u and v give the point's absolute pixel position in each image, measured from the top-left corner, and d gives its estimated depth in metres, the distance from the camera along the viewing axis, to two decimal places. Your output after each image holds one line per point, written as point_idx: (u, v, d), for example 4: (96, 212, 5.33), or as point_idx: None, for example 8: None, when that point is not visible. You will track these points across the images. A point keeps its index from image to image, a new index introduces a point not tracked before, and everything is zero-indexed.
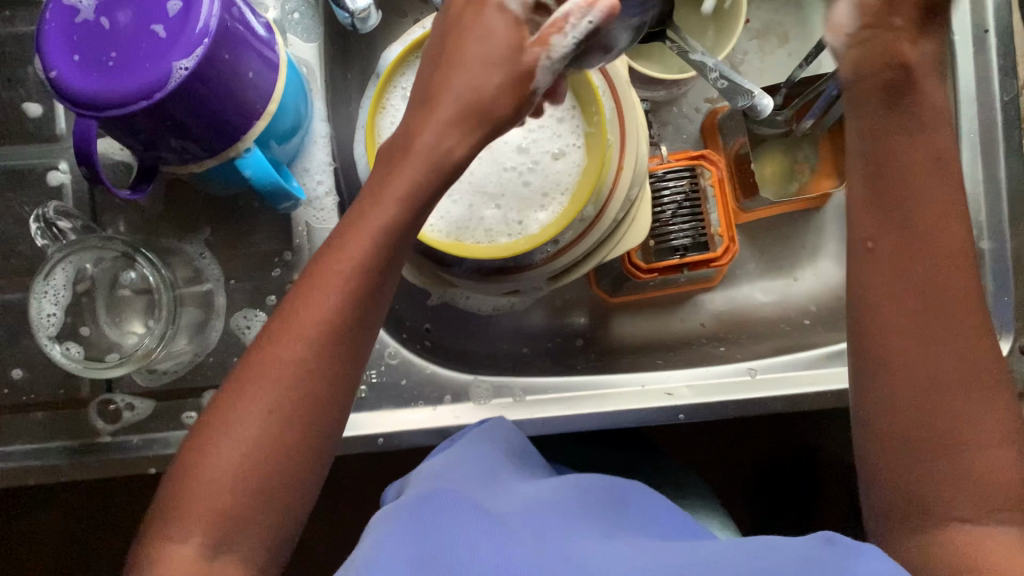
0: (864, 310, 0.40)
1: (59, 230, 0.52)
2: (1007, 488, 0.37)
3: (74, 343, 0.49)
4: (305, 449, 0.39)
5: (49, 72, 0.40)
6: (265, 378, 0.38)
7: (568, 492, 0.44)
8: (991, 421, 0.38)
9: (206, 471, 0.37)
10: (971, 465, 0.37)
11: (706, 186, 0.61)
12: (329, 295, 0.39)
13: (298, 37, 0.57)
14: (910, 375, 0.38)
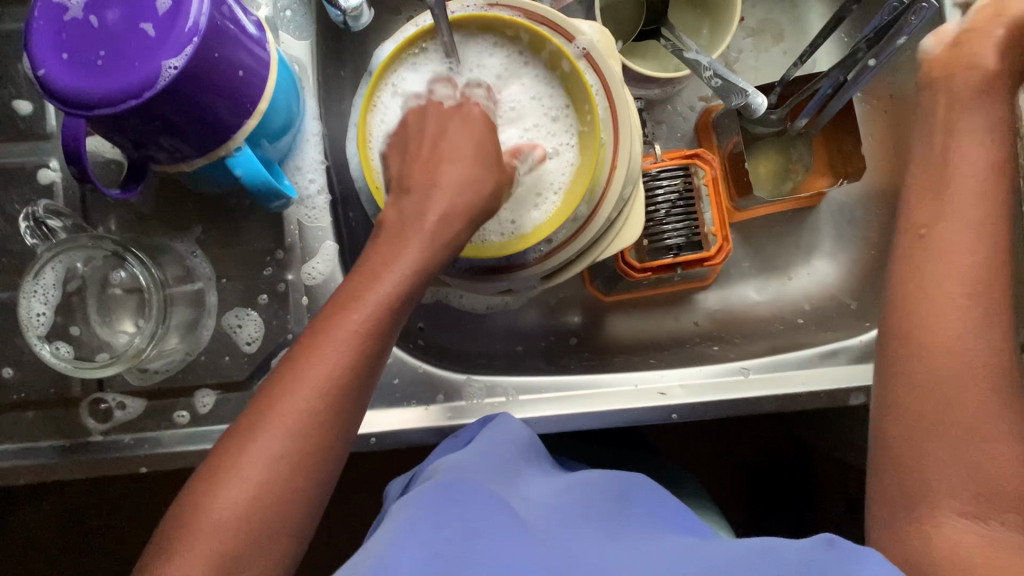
0: (910, 315, 0.43)
1: (48, 229, 0.52)
2: (1001, 478, 0.38)
3: (64, 342, 0.48)
4: (308, 492, 0.39)
5: (38, 70, 0.40)
6: (277, 424, 0.38)
7: (589, 491, 0.45)
8: (989, 432, 0.39)
9: (212, 512, 0.37)
10: (975, 449, 0.39)
11: (700, 185, 0.61)
12: (342, 349, 0.40)
13: (290, 35, 0.57)
14: (933, 368, 0.41)
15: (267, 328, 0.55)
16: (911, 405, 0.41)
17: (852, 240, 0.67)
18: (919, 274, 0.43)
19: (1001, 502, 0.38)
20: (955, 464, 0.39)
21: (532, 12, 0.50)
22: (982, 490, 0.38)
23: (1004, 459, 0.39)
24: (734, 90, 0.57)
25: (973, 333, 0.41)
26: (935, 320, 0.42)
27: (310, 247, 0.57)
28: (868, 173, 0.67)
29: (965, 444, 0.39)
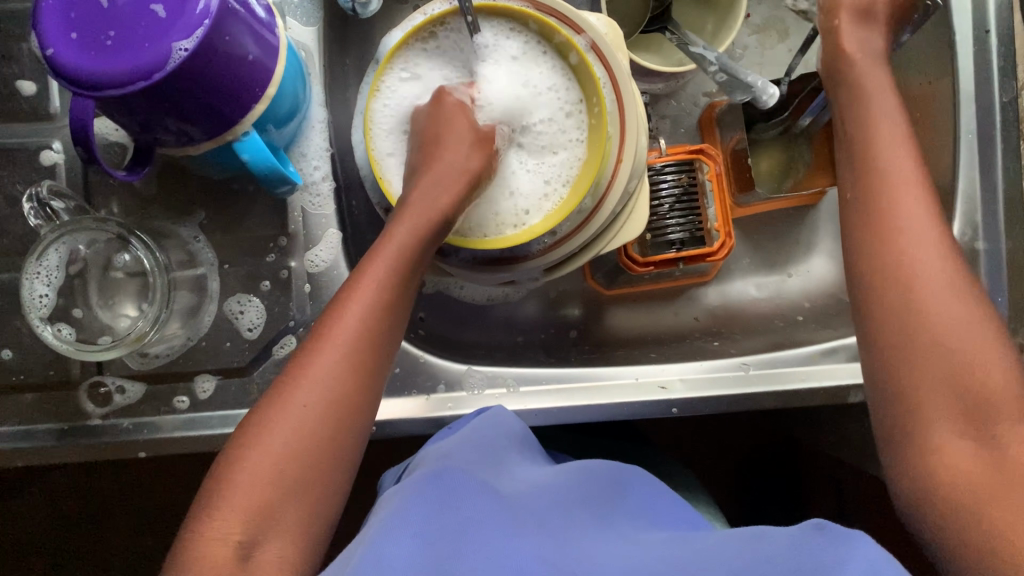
0: (876, 273, 0.44)
1: (52, 210, 0.51)
2: (1004, 406, 0.39)
3: (65, 324, 0.48)
4: (340, 451, 0.40)
5: (45, 50, 0.40)
6: (302, 383, 0.41)
7: (577, 479, 0.45)
8: (983, 358, 0.40)
9: (247, 466, 0.38)
10: (966, 382, 0.39)
11: (704, 181, 0.60)
12: (355, 312, 0.43)
13: (298, 20, 0.57)
14: (917, 312, 0.42)
15: (269, 314, 0.55)
16: (885, 344, 0.42)
17: None
18: (879, 236, 0.44)
19: (998, 411, 0.39)
20: (946, 388, 0.40)
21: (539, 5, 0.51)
22: (986, 406, 0.39)
23: (998, 379, 0.39)
24: (741, 86, 0.57)
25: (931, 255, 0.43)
26: (906, 265, 0.43)
27: (314, 234, 0.57)
28: None
29: (961, 371, 0.40)
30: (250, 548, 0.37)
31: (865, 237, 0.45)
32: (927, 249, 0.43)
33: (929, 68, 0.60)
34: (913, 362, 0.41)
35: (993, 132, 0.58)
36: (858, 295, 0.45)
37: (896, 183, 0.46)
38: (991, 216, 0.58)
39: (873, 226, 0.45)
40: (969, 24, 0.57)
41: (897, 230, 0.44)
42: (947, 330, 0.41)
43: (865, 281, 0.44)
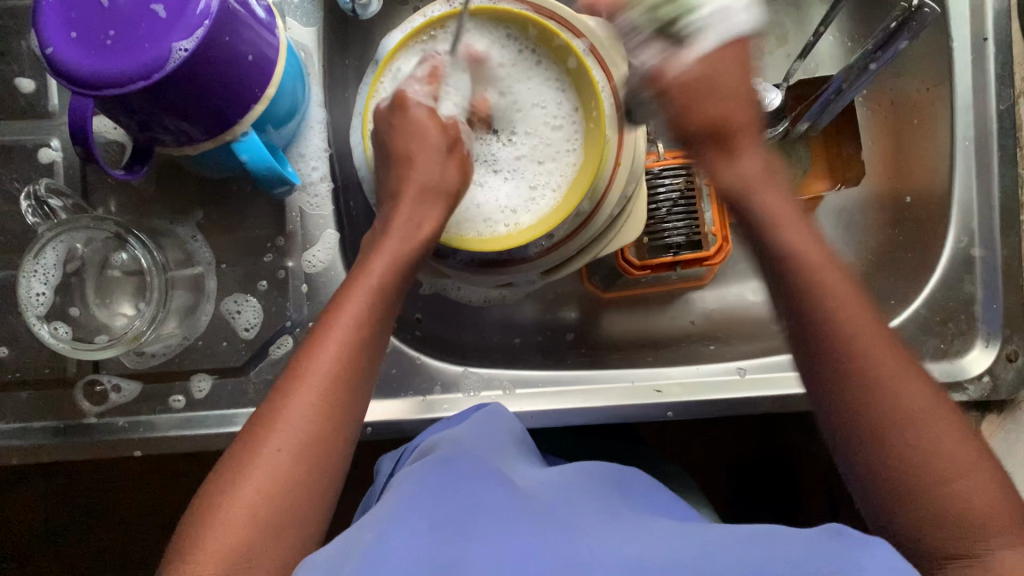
0: (841, 380, 0.40)
1: (50, 208, 0.51)
2: (989, 514, 0.37)
3: (62, 323, 0.48)
4: (319, 488, 0.40)
5: (45, 49, 0.40)
6: (279, 423, 0.40)
7: (583, 474, 0.45)
8: (974, 476, 0.37)
9: (227, 509, 0.37)
10: (952, 500, 0.37)
11: (701, 185, 0.61)
12: (324, 352, 0.42)
13: (297, 21, 0.56)
14: (907, 434, 0.38)
15: (266, 314, 0.55)
16: (862, 454, 0.40)
17: (853, 241, 0.66)
18: (836, 353, 0.40)
19: (993, 529, 0.36)
20: (940, 514, 0.37)
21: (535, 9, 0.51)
22: (984, 528, 0.36)
23: (989, 494, 0.37)
24: None
25: (881, 348, 0.40)
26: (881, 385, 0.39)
27: (312, 235, 0.56)
28: (869, 176, 0.66)
29: (957, 495, 0.37)
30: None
31: (818, 348, 0.41)
32: (896, 363, 0.40)
33: (927, 74, 0.60)
34: (909, 490, 0.38)
35: (990, 140, 0.58)
36: (821, 396, 0.41)
37: (818, 263, 0.42)
38: (988, 223, 0.58)
39: (826, 342, 0.41)
40: (968, 31, 0.57)
41: (856, 345, 0.40)
42: (920, 439, 0.38)
43: (836, 402, 0.40)
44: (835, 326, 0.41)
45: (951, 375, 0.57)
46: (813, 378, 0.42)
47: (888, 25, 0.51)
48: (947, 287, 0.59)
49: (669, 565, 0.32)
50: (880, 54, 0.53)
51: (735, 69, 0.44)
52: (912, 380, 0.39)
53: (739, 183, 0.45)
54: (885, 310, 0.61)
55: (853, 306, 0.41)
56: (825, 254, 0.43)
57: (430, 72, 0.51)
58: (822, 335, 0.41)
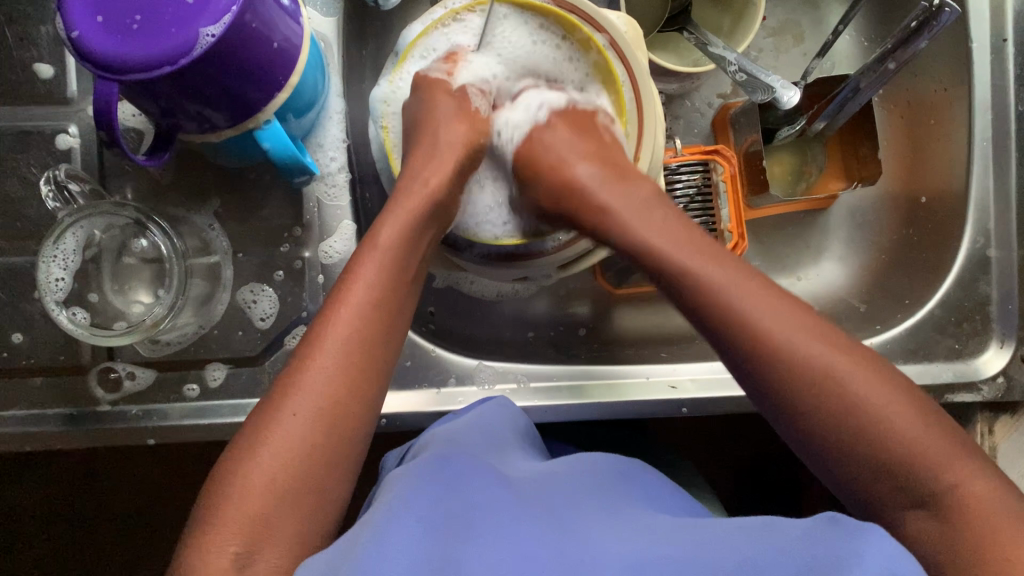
0: (763, 359, 0.42)
1: (70, 193, 0.52)
2: (931, 447, 0.39)
3: (80, 308, 0.48)
4: (338, 462, 0.39)
5: (71, 33, 0.40)
6: (300, 394, 0.40)
7: (586, 463, 0.45)
8: (905, 414, 0.39)
9: (249, 482, 0.37)
10: (897, 444, 0.39)
11: (718, 182, 0.60)
12: (347, 322, 0.42)
13: (318, 11, 0.56)
14: (827, 390, 0.40)
15: (282, 304, 0.55)
16: (809, 428, 0.41)
17: (865, 243, 0.66)
18: (738, 327, 0.42)
19: (947, 466, 0.38)
20: (892, 459, 0.39)
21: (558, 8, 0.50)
22: (928, 458, 0.38)
23: (922, 430, 0.39)
24: (760, 86, 0.59)
25: (788, 313, 0.42)
26: (785, 346, 0.41)
27: (329, 225, 0.56)
28: (886, 176, 0.66)
29: (892, 430, 0.39)
30: (249, 562, 0.35)
31: (715, 328, 0.44)
32: (795, 327, 0.42)
33: (944, 75, 0.60)
34: (848, 438, 0.40)
35: (1007, 141, 0.58)
36: (754, 383, 0.43)
37: (689, 246, 0.46)
38: (1004, 225, 0.58)
39: (725, 322, 0.43)
40: (987, 32, 0.57)
41: (750, 320, 0.42)
42: (852, 392, 0.40)
43: (758, 371, 0.42)
44: (730, 302, 0.43)
45: (965, 375, 0.57)
46: (726, 354, 0.44)
47: (908, 24, 0.52)
48: (962, 286, 0.59)
49: (673, 563, 0.33)
50: (900, 52, 0.53)
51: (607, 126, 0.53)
52: (817, 336, 0.41)
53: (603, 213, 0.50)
54: (899, 309, 0.61)
55: (738, 278, 0.44)
56: (688, 237, 0.47)
57: (448, 53, 0.53)
58: (719, 312, 0.43)
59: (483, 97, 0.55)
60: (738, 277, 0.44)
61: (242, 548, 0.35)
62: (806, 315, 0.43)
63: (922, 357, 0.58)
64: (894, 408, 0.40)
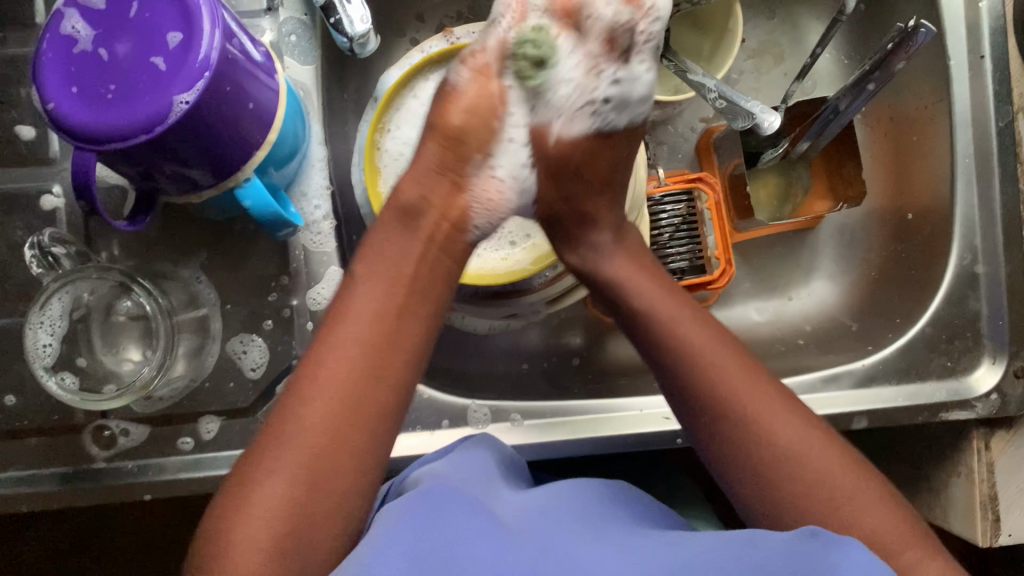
0: (732, 418, 0.45)
1: (54, 257, 0.52)
2: (885, 525, 0.41)
3: (69, 373, 0.48)
4: (332, 513, 0.38)
5: (46, 104, 0.40)
6: (290, 443, 0.39)
7: (570, 493, 0.45)
8: (861, 495, 0.42)
9: (238, 538, 0.37)
10: (855, 521, 0.41)
11: (703, 210, 0.60)
12: (342, 354, 0.41)
13: (295, 59, 0.56)
14: (755, 428, 0.44)
15: (272, 353, 0.55)
16: (779, 486, 0.43)
17: (853, 261, 0.66)
18: (685, 357, 0.46)
19: (902, 545, 0.40)
20: (854, 529, 0.41)
21: (615, 32, 0.45)
22: (837, 499, 0.42)
23: (878, 516, 0.41)
24: (741, 112, 0.59)
25: (753, 378, 0.46)
26: (722, 385, 0.45)
27: (316, 272, 0.56)
28: (871, 195, 0.66)
29: (808, 467, 0.43)
30: None
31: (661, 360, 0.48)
32: (738, 369, 0.46)
33: (925, 92, 0.60)
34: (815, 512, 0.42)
35: (989, 157, 0.58)
36: (720, 438, 0.45)
37: (671, 300, 0.49)
38: (990, 240, 0.58)
39: (673, 347, 0.47)
40: (964, 48, 0.57)
41: (689, 337, 0.47)
42: (817, 460, 0.43)
43: (716, 428, 0.45)
44: (701, 361, 0.46)
45: (958, 393, 0.57)
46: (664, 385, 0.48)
47: (885, 46, 0.52)
48: (951, 304, 0.59)
49: None
50: (877, 74, 0.53)
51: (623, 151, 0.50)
52: (753, 379, 0.45)
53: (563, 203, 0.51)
54: (891, 329, 0.61)
55: (717, 339, 0.47)
56: (670, 291, 0.50)
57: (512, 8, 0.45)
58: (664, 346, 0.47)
59: (472, 74, 0.46)
60: (717, 338, 0.47)
61: (259, 548, 0.36)
62: (742, 352, 0.47)
63: (915, 376, 0.58)
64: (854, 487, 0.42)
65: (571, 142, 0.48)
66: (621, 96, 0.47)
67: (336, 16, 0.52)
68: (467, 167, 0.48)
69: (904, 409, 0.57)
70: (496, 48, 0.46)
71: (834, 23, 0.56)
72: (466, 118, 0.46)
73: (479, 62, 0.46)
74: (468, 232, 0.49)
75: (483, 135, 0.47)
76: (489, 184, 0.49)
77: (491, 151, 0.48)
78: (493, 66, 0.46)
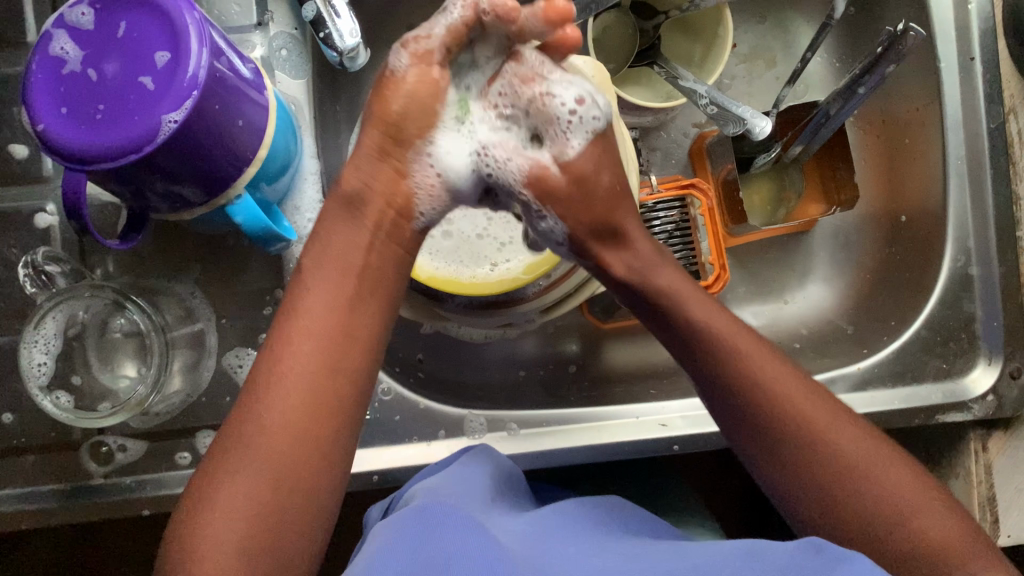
0: (791, 435, 0.43)
1: (47, 276, 0.52)
2: (951, 536, 0.40)
3: (64, 392, 0.49)
4: (299, 514, 0.39)
5: (36, 125, 0.40)
6: (253, 445, 0.39)
7: (570, 513, 0.44)
8: (926, 506, 0.41)
9: (203, 542, 0.37)
10: (921, 533, 0.41)
11: (696, 216, 0.60)
12: (301, 349, 0.41)
13: (286, 74, 0.56)
14: (817, 442, 0.43)
15: None
16: (841, 500, 0.42)
17: (848, 264, 0.67)
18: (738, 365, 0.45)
19: (965, 554, 0.40)
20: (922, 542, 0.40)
21: (526, 68, 0.45)
22: (904, 512, 0.41)
23: (946, 525, 0.41)
24: (732, 118, 0.59)
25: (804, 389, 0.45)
26: (784, 400, 0.44)
27: None
28: (865, 198, 0.66)
29: (875, 480, 0.42)
30: None
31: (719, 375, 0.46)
32: (795, 383, 0.45)
33: (916, 95, 0.61)
34: (879, 525, 0.41)
35: (981, 158, 0.58)
36: (777, 452, 0.44)
37: (716, 308, 0.48)
38: (983, 241, 0.58)
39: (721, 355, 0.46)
40: (954, 51, 0.57)
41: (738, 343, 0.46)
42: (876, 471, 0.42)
43: (775, 443, 0.44)
44: (754, 373, 0.45)
45: (954, 395, 0.57)
46: (718, 399, 0.46)
47: (875, 50, 0.52)
48: (946, 305, 0.59)
49: None
50: (868, 77, 0.53)
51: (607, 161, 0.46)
52: (812, 392, 0.45)
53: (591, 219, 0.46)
54: (886, 332, 0.61)
55: (764, 348, 0.46)
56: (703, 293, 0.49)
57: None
58: (719, 360, 0.46)
59: (409, 57, 0.45)
60: (764, 347, 0.46)
61: (226, 550, 0.37)
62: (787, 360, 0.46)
63: (912, 378, 0.58)
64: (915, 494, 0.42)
65: (572, 167, 0.45)
66: (590, 100, 0.44)
67: (326, 31, 0.52)
68: (408, 154, 0.46)
69: (900, 412, 0.57)
70: (440, 35, 0.44)
71: (824, 27, 0.56)
72: (408, 101, 0.44)
73: (422, 47, 0.44)
74: (413, 221, 0.47)
75: (422, 122, 0.45)
76: (428, 172, 0.46)
77: (431, 138, 0.46)
78: (434, 54, 0.44)
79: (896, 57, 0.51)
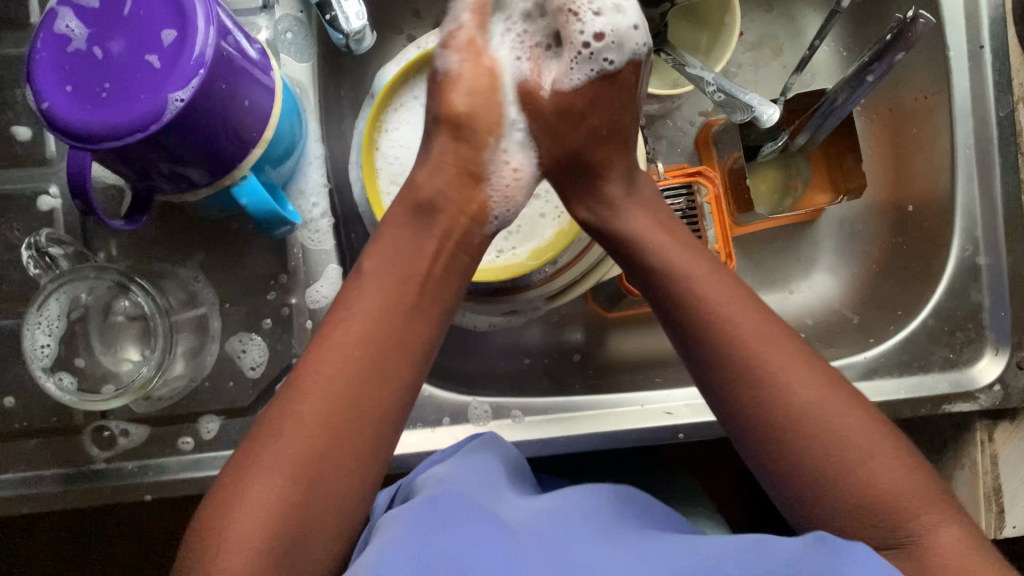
0: (752, 372, 0.43)
1: (50, 258, 0.51)
2: (902, 488, 0.40)
3: (67, 374, 0.48)
4: (344, 489, 0.39)
5: (41, 104, 0.40)
6: (300, 415, 0.39)
7: (578, 499, 0.44)
8: (883, 455, 0.41)
9: (243, 504, 0.37)
10: (870, 481, 0.40)
11: (702, 204, 0.60)
12: (352, 330, 0.42)
13: (291, 57, 0.55)
14: (775, 380, 0.42)
15: (271, 352, 0.54)
16: (797, 440, 0.41)
17: (854, 253, 0.66)
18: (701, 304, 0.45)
19: (917, 506, 0.40)
20: (873, 489, 0.40)
21: None
22: (855, 457, 0.40)
23: (896, 474, 0.40)
24: (739, 105, 0.58)
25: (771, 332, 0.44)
26: (737, 335, 0.43)
27: (314, 271, 0.56)
28: (872, 188, 0.66)
29: (829, 423, 0.41)
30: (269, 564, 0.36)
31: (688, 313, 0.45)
32: (764, 326, 0.44)
33: (924, 83, 0.60)
34: (829, 468, 0.41)
35: (990, 148, 0.57)
36: (735, 388, 0.43)
37: (684, 253, 0.47)
38: (992, 231, 0.58)
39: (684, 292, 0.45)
40: (963, 39, 0.57)
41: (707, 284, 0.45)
42: (836, 415, 0.41)
43: (732, 379, 0.43)
44: (716, 311, 0.44)
45: (961, 384, 0.57)
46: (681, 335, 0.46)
47: (883, 37, 0.51)
48: (954, 294, 0.58)
49: None
50: (877, 65, 0.52)
51: (620, 91, 0.47)
52: (774, 333, 0.44)
53: (569, 151, 0.49)
54: (893, 322, 0.61)
55: (735, 293, 0.45)
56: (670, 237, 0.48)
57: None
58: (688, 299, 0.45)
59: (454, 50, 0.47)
60: (734, 292, 0.45)
61: (267, 514, 0.37)
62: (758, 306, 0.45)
63: (918, 368, 0.58)
64: (873, 444, 0.41)
65: (564, 96, 0.47)
66: (612, 34, 0.45)
67: (332, 13, 0.52)
68: (483, 156, 0.48)
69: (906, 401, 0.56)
70: (470, 17, 0.47)
71: (832, 15, 0.55)
72: (472, 101, 0.47)
73: (461, 39, 0.47)
74: (486, 224, 0.49)
75: (489, 118, 0.48)
76: (504, 170, 0.49)
77: (499, 134, 0.49)
78: (478, 40, 0.47)
79: (905, 45, 0.50)
